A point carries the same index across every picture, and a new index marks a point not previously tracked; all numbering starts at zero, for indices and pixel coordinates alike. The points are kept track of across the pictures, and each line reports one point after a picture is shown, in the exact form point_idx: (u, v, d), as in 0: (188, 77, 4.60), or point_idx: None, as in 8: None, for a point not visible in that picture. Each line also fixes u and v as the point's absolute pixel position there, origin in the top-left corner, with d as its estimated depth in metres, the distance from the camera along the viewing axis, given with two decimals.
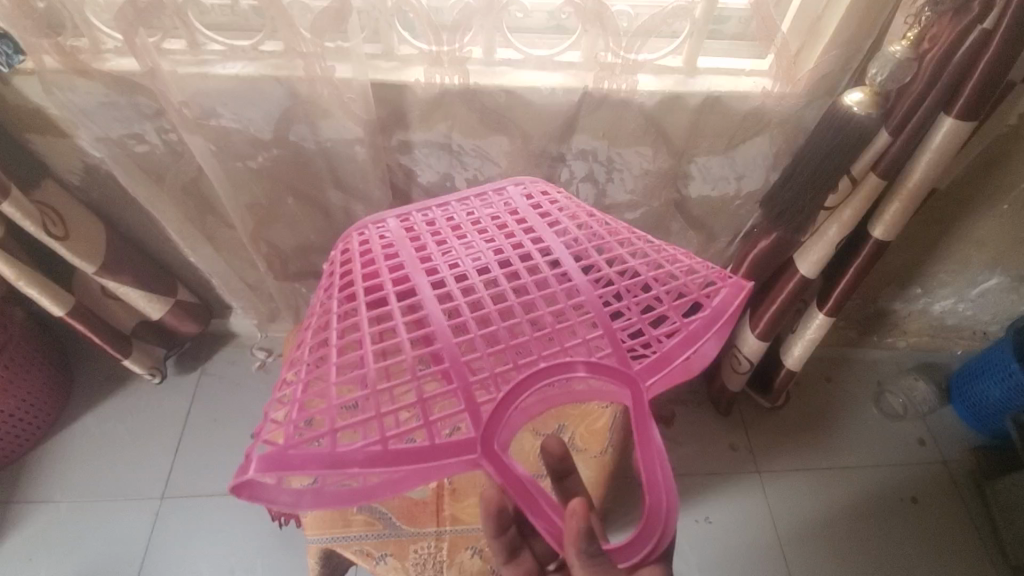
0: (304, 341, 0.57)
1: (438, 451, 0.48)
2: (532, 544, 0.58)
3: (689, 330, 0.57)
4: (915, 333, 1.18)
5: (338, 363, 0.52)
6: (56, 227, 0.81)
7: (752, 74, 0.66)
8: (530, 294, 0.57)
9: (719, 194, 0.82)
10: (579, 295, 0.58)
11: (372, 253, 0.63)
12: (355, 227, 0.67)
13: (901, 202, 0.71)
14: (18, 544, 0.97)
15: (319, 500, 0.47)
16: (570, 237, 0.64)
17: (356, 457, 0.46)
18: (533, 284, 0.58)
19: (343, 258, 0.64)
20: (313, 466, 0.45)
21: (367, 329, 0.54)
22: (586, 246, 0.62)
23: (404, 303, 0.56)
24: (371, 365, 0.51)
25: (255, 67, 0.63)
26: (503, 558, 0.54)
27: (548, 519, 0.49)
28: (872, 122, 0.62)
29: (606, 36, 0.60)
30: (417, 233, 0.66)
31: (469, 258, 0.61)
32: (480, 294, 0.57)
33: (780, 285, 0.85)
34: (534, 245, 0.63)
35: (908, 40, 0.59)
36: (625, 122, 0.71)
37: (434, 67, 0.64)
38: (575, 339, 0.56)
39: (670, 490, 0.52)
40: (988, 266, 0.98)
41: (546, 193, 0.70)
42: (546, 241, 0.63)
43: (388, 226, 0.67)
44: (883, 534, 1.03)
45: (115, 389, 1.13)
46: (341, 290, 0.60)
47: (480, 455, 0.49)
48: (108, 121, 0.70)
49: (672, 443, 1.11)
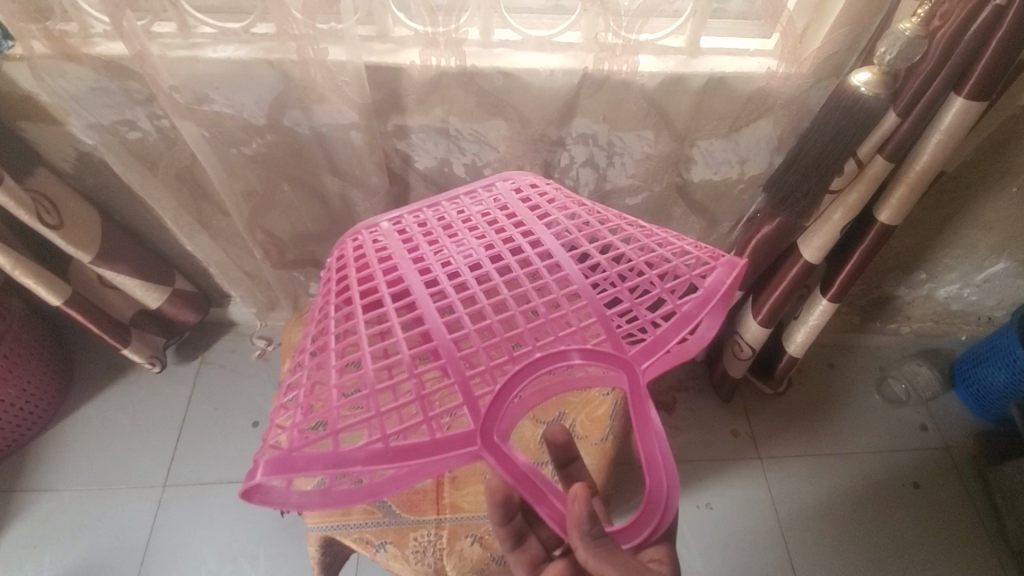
0: (303, 346, 0.57)
1: (438, 445, 0.48)
2: (538, 531, 0.57)
3: (683, 311, 0.56)
4: (919, 318, 1.17)
5: (337, 366, 0.52)
6: (50, 216, 0.80)
7: (757, 54, 0.64)
8: (523, 286, 0.57)
9: (722, 178, 0.81)
10: (571, 285, 0.57)
11: (366, 258, 0.62)
12: (348, 233, 0.66)
13: (907, 185, 0.70)
14: (22, 532, 0.98)
15: (326, 500, 0.46)
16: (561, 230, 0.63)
17: (358, 456, 0.45)
18: (525, 277, 0.58)
19: (338, 264, 0.64)
20: (317, 467, 0.45)
21: (364, 331, 0.53)
22: (576, 236, 0.61)
23: (399, 304, 0.56)
24: (369, 367, 0.50)
25: (246, 50, 0.61)
26: (510, 546, 0.53)
27: (554, 509, 0.49)
28: (880, 102, 0.60)
29: (606, 15, 0.58)
30: (410, 234, 0.65)
31: (460, 255, 0.60)
32: (473, 288, 0.56)
33: (782, 272, 0.84)
34: (525, 239, 0.62)
35: (918, 17, 0.55)
36: (625, 106, 0.69)
37: (430, 49, 0.62)
38: (569, 328, 0.55)
39: (669, 468, 0.52)
40: (996, 249, 0.97)
41: (535, 186, 0.69)
42: (537, 234, 0.62)
43: (381, 229, 0.66)
44: (883, 518, 1.03)
45: (116, 378, 1.13)
46: (337, 296, 0.59)
47: (480, 447, 0.48)
48: (98, 107, 0.69)
49: (673, 430, 1.11)
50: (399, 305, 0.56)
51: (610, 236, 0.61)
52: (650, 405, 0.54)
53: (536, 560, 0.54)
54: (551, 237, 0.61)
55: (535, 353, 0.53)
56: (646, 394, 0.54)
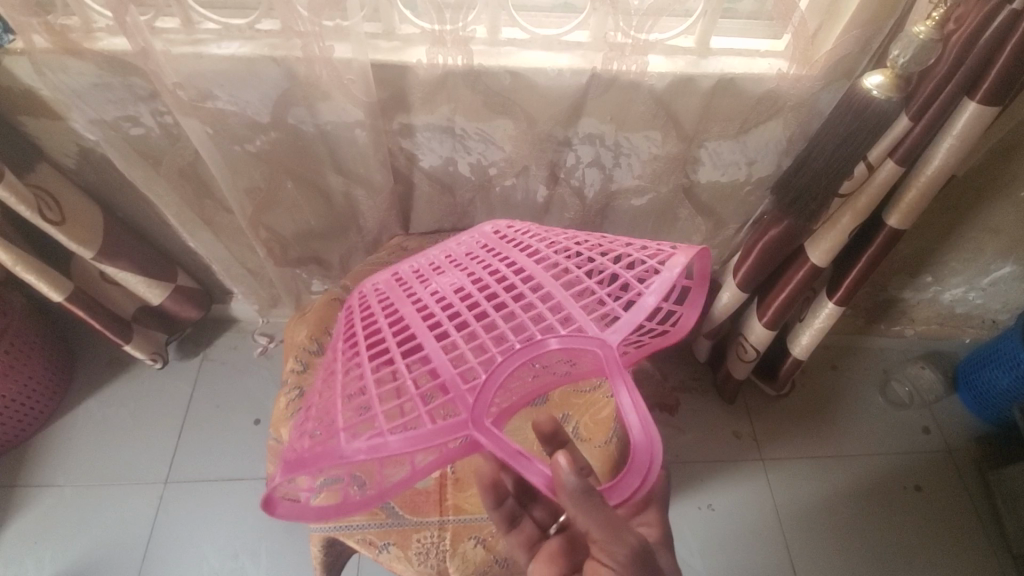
0: (315, 386, 0.61)
1: (432, 434, 0.48)
2: (532, 512, 0.62)
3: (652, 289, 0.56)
4: (923, 322, 1.16)
5: (343, 388, 0.56)
6: (52, 212, 0.79)
7: (768, 55, 0.63)
8: (503, 297, 0.59)
9: (729, 179, 0.80)
10: (548, 293, 0.60)
11: (369, 306, 0.65)
12: (354, 290, 0.69)
13: (918, 190, 0.69)
14: (23, 527, 0.98)
15: (342, 509, 0.50)
16: (535, 250, 0.65)
17: (357, 450, 0.48)
18: (504, 291, 0.60)
19: (344, 317, 0.66)
20: (326, 463, 0.48)
21: (365, 360, 0.56)
22: (547, 250, 0.64)
23: (396, 334, 0.59)
24: (369, 380, 0.54)
25: (251, 46, 0.61)
26: (505, 527, 0.59)
27: (542, 474, 0.46)
28: (892, 106, 0.59)
29: (616, 14, 0.58)
30: (403, 279, 0.68)
31: (446, 284, 0.63)
32: (459, 307, 0.60)
33: (789, 274, 0.83)
34: (503, 263, 0.65)
35: (933, 21, 0.54)
36: (633, 106, 0.69)
37: (437, 48, 0.61)
38: (550, 326, 0.57)
39: (654, 430, 0.49)
40: (1001, 254, 0.96)
41: (512, 225, 0.71)
42: (513, 256, 0.65)
43: (379, 279, 0.69)
44: (883, 521, 1.03)
45: (117, 374, 1.13)
46: (343, 341, 0.62)
47: (470, 427, 0.49)
48: (101, 103, 0.68)
49: (676, 430, 1.10)
50: (393, 333, 0.59)
51: (579, 248, 0.64)
52: (628, 378, 0.54)
53: (530, 539, 0.59)
54: (527, 258, 0.64)
55: (515, 346, 0.54)
56: (623, 373, 0.54)
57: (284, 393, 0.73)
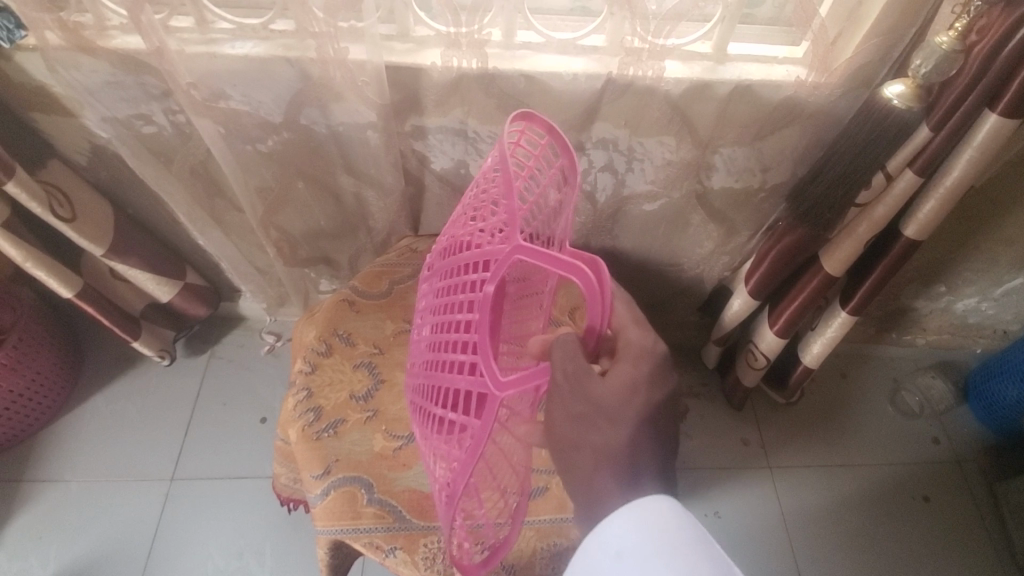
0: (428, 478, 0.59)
1: (486, 424, 0.47)
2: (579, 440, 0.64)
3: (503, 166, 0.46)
4: (935, 331, 1.14)
5: (432, 465, 0.55)
6: (63, 209, 0.80)
7: (785, 62, 0.62)
8: (454, 300, 0.53)
9: (744, 186, 0.79)
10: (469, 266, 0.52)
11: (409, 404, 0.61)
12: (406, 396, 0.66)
13: (935, 203, 0.69)
14: (30, 521, 0.98)
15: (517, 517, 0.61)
16: (444, 245, 0.58)
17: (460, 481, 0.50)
18: (453, 295, 0.54)
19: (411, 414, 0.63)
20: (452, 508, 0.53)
21: (434, 440, 0.54)
22: (448, 237, 0.57)
23: (432, 399, 0.55)
24: (444, 448, 0.53)
25: (265, 47, 0.60)
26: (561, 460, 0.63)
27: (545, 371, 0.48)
28: (913, 116, 0.59)
29: (633, 19, 0.57)
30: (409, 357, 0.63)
31: (421, 334, 0.58)
32: (443, 338, 0.54)
33: (802, 283, 0.82)
34: (432, 283, 0.58)
35: (955, 32, 0.53)
36: (648, 111, 0.68)
37: (451, 50, 0.61)
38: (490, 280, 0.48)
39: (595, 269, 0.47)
40: (1015, 265, 0.95)
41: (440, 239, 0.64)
42: (435, 267, 0.58)
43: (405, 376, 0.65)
44: (892, 532, 1.02)
45: (124, 370, 1.13)
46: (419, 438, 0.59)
47: (495, 394, 0.46)
48: (114, 101, 0.68)
49: (683, 436, 1.10)
50: (424, 398, 0.56)
51: (465, 208, 0.56)
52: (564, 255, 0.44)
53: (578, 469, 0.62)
54: (440, 260, 0.57)
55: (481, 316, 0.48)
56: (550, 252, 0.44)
57: (292, 394, 0.73)
